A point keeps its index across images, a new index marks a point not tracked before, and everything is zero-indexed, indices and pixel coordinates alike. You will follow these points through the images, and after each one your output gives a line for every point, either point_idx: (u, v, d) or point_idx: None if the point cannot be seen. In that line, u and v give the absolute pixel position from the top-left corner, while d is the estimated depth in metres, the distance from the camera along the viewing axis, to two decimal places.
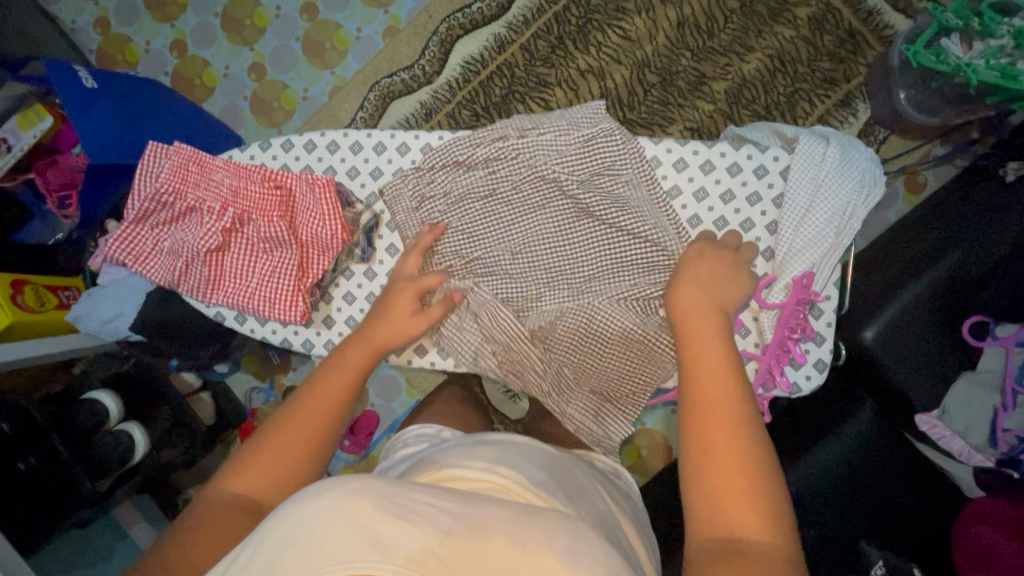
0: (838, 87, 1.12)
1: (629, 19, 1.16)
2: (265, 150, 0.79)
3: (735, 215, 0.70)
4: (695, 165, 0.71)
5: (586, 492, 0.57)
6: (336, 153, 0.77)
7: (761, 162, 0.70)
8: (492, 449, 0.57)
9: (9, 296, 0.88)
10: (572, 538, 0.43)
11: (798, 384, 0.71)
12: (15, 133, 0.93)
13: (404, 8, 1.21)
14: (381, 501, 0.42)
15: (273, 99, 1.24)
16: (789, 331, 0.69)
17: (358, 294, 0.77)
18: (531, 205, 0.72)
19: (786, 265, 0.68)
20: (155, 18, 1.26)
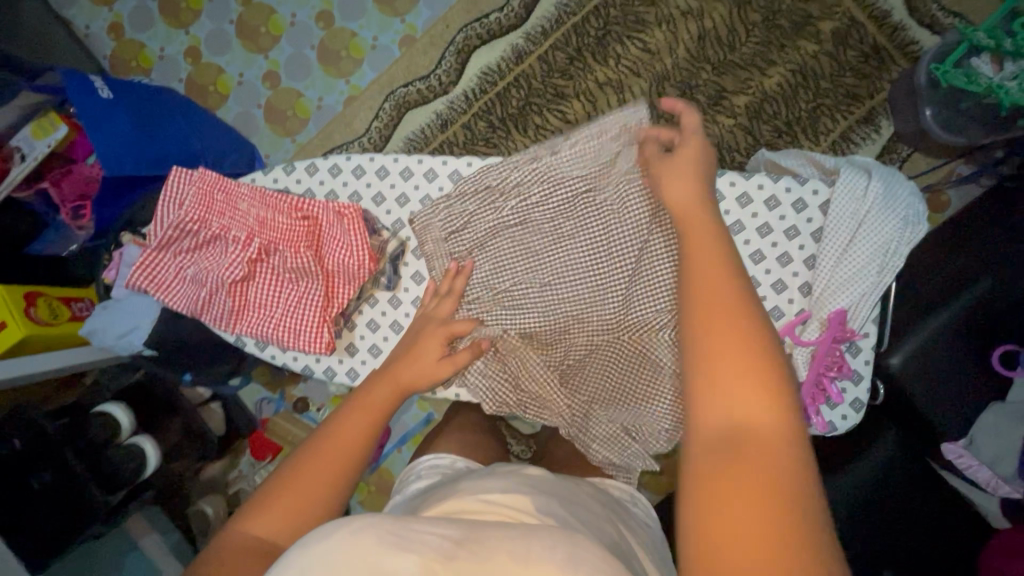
0: (861, 103, 1.10)
1: (649, 31, 1.14)
2: (289, 173, 0.77)
3: (772, 249, 0.69)
4: (732, 197, 0.70)
5: (597, 518, 0.55)
6: (361, 178, 0.76)
7: (801, 196, 0.69)
8: (499, 482, 0.55)
9: (22, 309, 0.86)
10: (572, 548, 0.41)
11: (834, 423, 0.70)
12: (29, 142, 0.92)
13: (420, 16, 1.20)
14: (385, 535, 0.40)
15: (288, 107, 1.23)
16: (824, 369, 0.68)
17: (382, 322, 0.76)
18: (562, 235, 0.71)
19: (825, 302, 0.67)
20: (169, 24, 1.25)
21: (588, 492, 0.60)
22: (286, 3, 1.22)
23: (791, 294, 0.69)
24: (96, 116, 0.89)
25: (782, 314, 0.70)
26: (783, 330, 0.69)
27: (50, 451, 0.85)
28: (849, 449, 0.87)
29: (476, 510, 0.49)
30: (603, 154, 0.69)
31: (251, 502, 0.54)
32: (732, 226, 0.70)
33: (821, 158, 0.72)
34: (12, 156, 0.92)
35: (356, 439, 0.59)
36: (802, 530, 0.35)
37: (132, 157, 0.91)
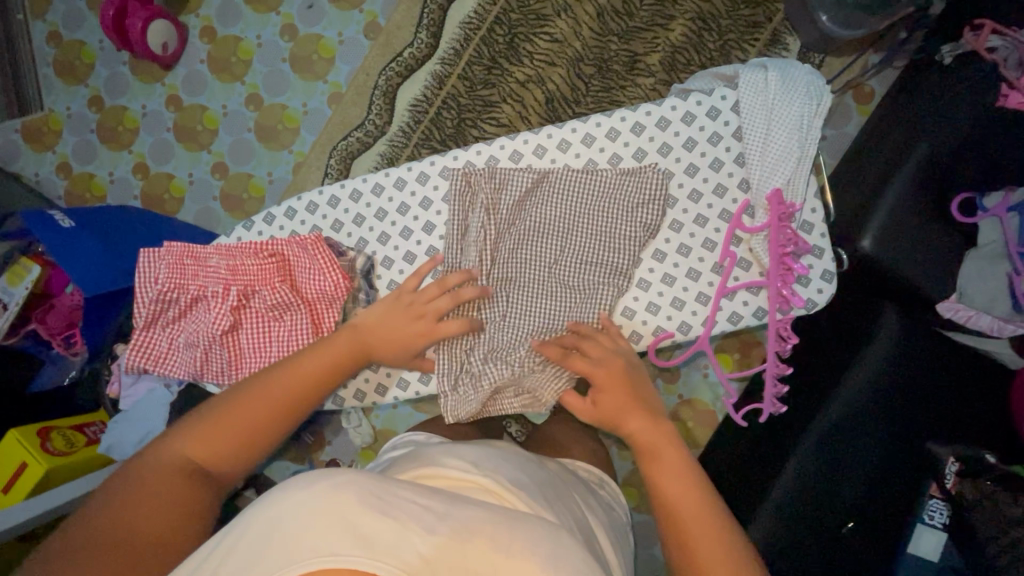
0: (764, 27, 1.16)
1: (552, 23, 1.21)
2: (249, 228, 0.82)
3: (702, 158, 0.75)
4: (652, 125, 0.76)
5: (563, 495, 0.64)
6: (316, 213, 0.81)
7: (711, 105, 0.75)
8: (474, 450, 0.66)
9: (38, 445, 0.88)
10: (552, 544, 0.49)
11: (813, 299, 0.73)
12: (8, 291, 0.96)
13: (341, 73, 1.26)
14: (365, 495, 0.49)
15: (242, 191, 1.28)
16: (783, 248, 0.72)
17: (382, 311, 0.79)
18: (535, 240, 0.76)
19: (761, 189, 0.72)
20: (112, 148, 1.30)
21: (554, 470, 0.70)
22: (215, 97, 1.28)
23: (733, 193, 0.74)
24: (67, 245, 0.93)
25: (730, 214, 0.74)
26: (734, 227, 0.73)
27: None
28: (854, 340, 0.88)
29: (448, 477, 0.59)
30: (542, 142, 0.79)
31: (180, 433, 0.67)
32: (660, 149, 0.76)
33: (722, 69, 0.79)
34: None
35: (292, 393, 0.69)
36: None
37: (107, 273, 0.94)
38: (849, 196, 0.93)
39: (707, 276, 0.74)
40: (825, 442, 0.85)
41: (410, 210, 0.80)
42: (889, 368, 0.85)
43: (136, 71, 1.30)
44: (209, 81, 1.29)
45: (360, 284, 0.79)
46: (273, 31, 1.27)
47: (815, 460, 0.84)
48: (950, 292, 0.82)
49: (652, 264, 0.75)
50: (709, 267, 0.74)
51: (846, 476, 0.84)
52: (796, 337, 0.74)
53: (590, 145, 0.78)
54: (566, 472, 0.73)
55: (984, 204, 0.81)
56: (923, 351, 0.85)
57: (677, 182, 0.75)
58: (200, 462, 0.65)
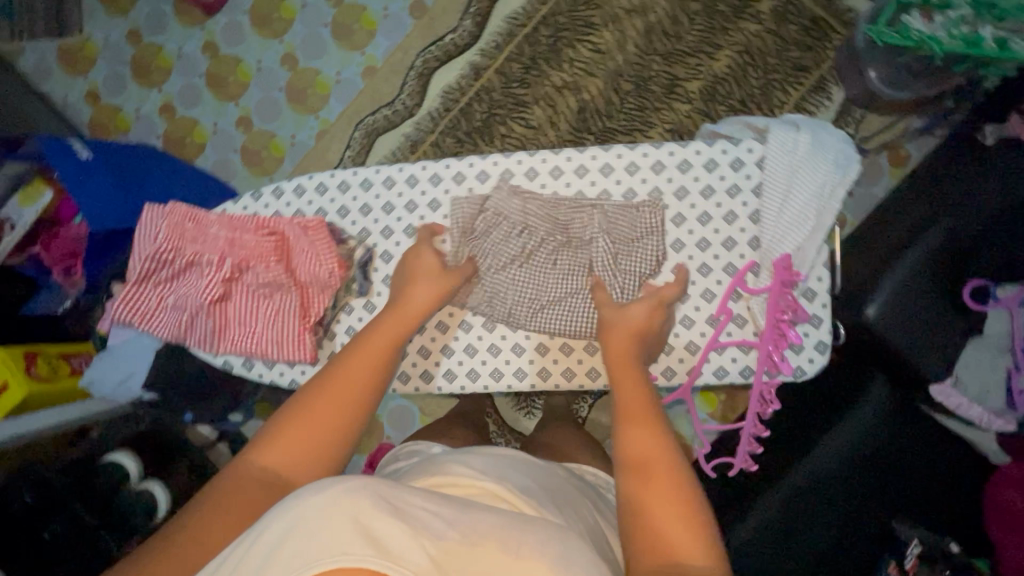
0: (810, 73, 1.15)
1: (598, 32, 1.19)
2: (256, 199, 0.82)
3: (717, 207, 0.74)
4: (673, 165, 0.75)
5: (574, 503, 0.65)
6: (325, 195, 0.81)
7: (737, 156, 0.74)
8: (482, 456, 0.67)
9: (23, 368, 0.90)
10: (561, 547, 0.50)
11: (802, 367, 0.73)
12: (18, 211, 0.98)
13: (380, 47, 1.25)
14: (381, 500, 0.48)
15: (262, 148, 1.28)
16: (781, 314, 0.71)
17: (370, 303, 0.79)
18: (534, 258, 0.76)
19: (770, 250, 0.72)
20: (142, 84, 1.30)
21: (564, 476, 0.71)
22: (251, 51, 1.28)
23: (741, 249, 0.74)
24: (80, 179, 0.94)
25: (734, 269, 0.74)
26: (736, 283, 0.73)
27: (61, 501, 0.84)
28: (839, 403, 0.88)
29: (458, 484, 0.61)
30: (560, 164, 0.78)
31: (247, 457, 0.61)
32: (677, 192, 0.75)
33: (754, 120, 0.79)
34: (4, 225, 0.97)
35: (347, 401, 0.65)
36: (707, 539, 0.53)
37: (116, 213, 0.96)
38: (861, 260, 0.91)
39: (701, 327, 0.74)
40: (794, 497, 0.85)
41: (417, 208, 0.80)
42: (868, 439, 0.84)
43: (178, 12, 1.30)
44: (248, 34, 1.28)
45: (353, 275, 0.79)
46: None
47: (780, 511, 0.84)
48: (945, 375, 0.81)
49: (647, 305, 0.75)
50: (701, 316, 0.74)
51: (808, 536, 0.84)
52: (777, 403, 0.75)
53: (608, 174, 0.77)
54: (578, 479, 0.74)
55: (996, 293, 0.82)
56: (904, 428, 0.84)
57: (687, 227, 0.75)
58: (281, 474, 0.60)
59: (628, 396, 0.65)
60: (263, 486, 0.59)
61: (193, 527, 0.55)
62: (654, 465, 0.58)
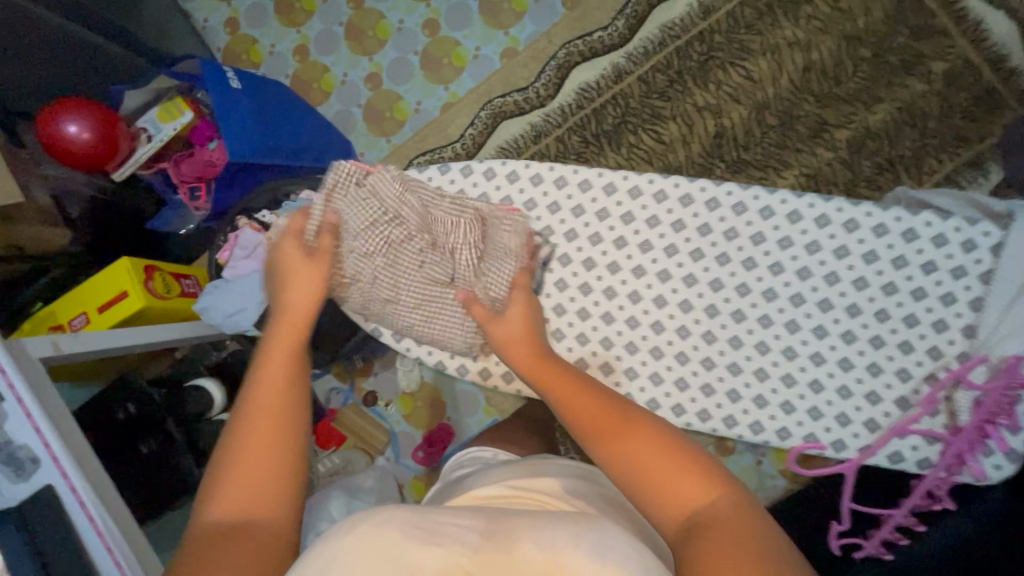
0: (971, 147, 1.08)
1: (753, 59, 1.14)
2: (443, 173, 0.87)
3: (935, 286, 0.76)
4: (897, 232, 0.77)
5: (613, 511, 0.69)
6: (514, 183, 0.86)
7: (971, 237, 0.75)
8: (528, 468, 0.74)
9: (142, 281, 0.91)
10: (594, 539, 0.50)
11: (989, 473, 0.74)
12: (156, 124, 1.00)
13: (524, 30, 1.23)
14: (412, 528, 0.50)
15: (386, 108, 1.27)
16: (989, 417, 0.73)
17: (569, 307, 0.84)
18: (733, 288, 0.81)
19: (989, 346, 0.73)
20: (282, 22, 1.31)
21: (599, 486, 0.74)
22: (396, 10, 1.27)
23: (951, 334, 0.76)
24: (226, 105, 0.94)
25: (941, 353, 0.77)
26: (942, 370, 0.75)
27: (155, 420, 0.89)
28: None
29: (498, 501, 0.65)
30: (772, 203, 0.79)
31: (222, 454, 0.63)
32: (894, 260, 0.77)
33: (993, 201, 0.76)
34: (141, 136, 1.00)
35: (277, 373, 0.68)
36: (744, 512, 0.56)
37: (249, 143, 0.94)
38: None
39: (887, 405, 0.78)
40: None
41: (609, 218, 0.83)
42: None
43: None
44: None
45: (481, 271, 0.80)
46: None
47: None
48: None
49: (835, 365, 0.79)
50: (887, 388, 0.78)
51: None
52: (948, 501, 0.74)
53: (849, 231, 0.78)
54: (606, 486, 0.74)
55: None
56: None
57: (896, 298, 0.77)
58: (230, 522, 0.59)
59: (581, 407, 0.65)
60: (226, 530, 0.58)
61: (220, 496, 0.60)
62: (654, 460, 0.59)
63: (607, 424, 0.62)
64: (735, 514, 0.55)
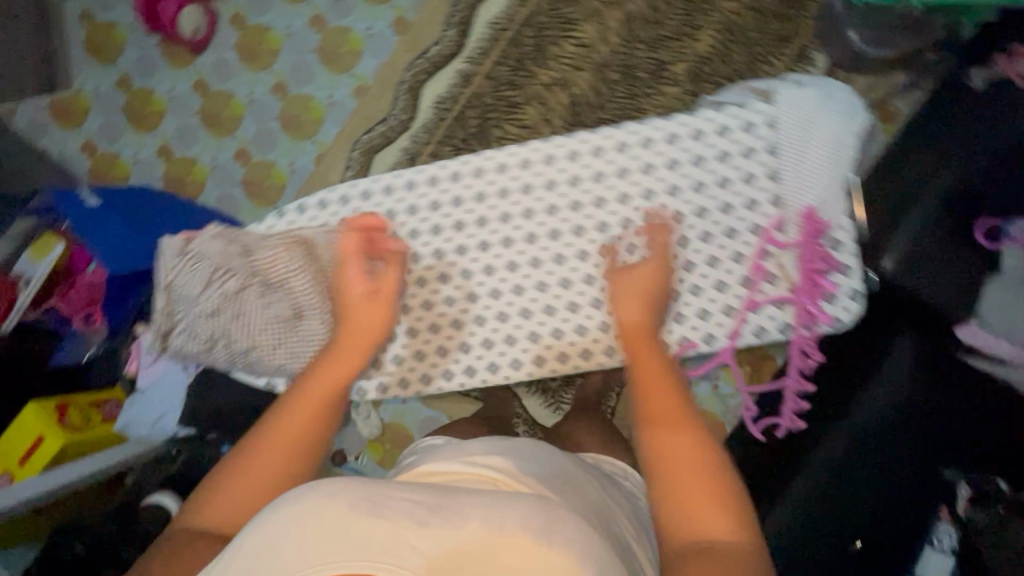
0: (792, 43, 1.17)
1: (579, 27, 1.21)
2: (281, 216, 0.95)
3: (752, 167, 0.89)
4: (694, 135, 0.89)
5: (574, 481, 0.70)
6: (330, 208, 0.94)
7: (754, 120, 0.88)
8: (479, 444, 0.75)
9: (55, 420, 0.90)
10: (549, 523, 0.57)
11: (839, 315, 0.88)
12: (31, 265, 0.99)
13: (367, 66, 1.27)
14: (359, 501, 0.57)
15: (263, 178, 1.29)
16: (812, 264, 0.88)
17: (459, 295, 0.95)
18: (581, 228, 0.92)
19: (790, 206, 0.88)
20: (137, 130, 1.32)
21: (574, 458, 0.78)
22: (241, 84, 1.29)
23: (765, 208, 0.89)
24: (92, 222, 0.96)
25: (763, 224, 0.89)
26: (766, 240, 0.88)
27: (109, 551, 0.85)
28: (874, 359, 0.87)
29: (455, 473, 0.69)
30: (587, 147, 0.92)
31: (223, 467, 0.72)
32: (706, 159, 0.89)
33: (752, 84, 0.91)
34: (19, 281, 0.99)
35: (323, 396, 0.78)
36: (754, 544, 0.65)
37: (132, 253, 0.97)
38: None
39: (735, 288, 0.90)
40: (836, 453, 0.85)
41: (463, 203, 0.94)
42: (900, 389, 0.85)
43: (165, 54, 1.31)
44: (236, 68, 1.30)
45: (325, 279, 0.90)
46: (302, 21, 1.28)
47: (828, 474, 0.84)
48: (969, 317, 0.83)
49: (689, 259, 0.90)
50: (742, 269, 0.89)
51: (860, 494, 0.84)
52: (817, 354, 0.89)
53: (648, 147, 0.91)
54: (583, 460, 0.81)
55: (1009, 230, 0.82)
56: (936, 375, 0.85)
57: (709, 191, 0.89)
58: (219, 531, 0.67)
59: (661, 408, 0.74)
60: (213, 536, 0.67)
61: (205, 510, 0.69)
62: (693, 484, 0.68)
63: (679, 433, 0.72)
64: (745, 553, 0.63)
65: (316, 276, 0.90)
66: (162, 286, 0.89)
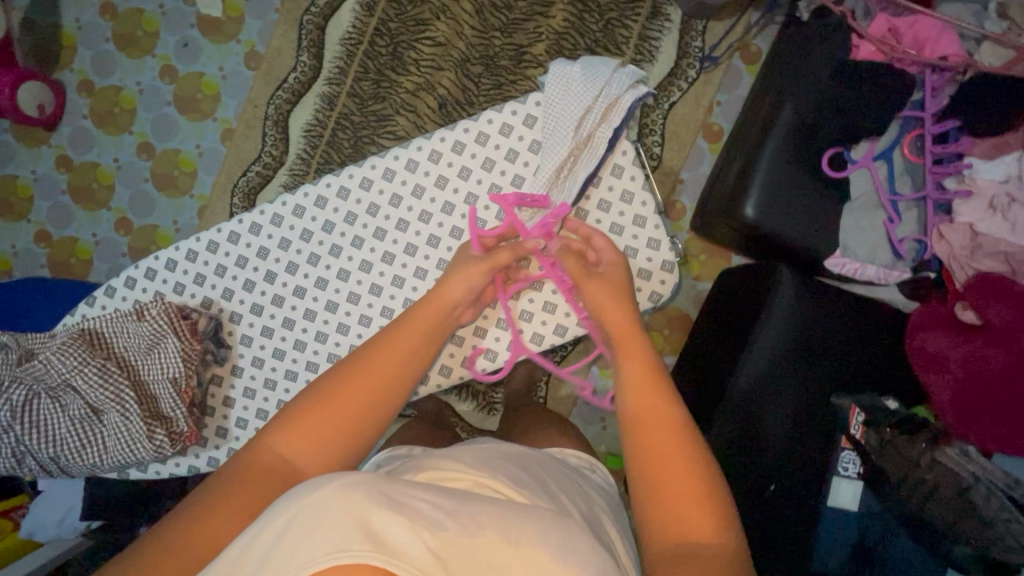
0: (642, 2, 1.16)
1: (432, 27, 1.18)
2: (91, 305, 0.83)
3: (526, 167, 0.83)
4: (472, 140, 0.83)
5: (562, 481, 0.65)
6: (136, 287, 0.83)
7: (527, 112, 0.82)
8: (475, 450, 0.66)
9: None
10: (562, 534, 0.49)
11: (659, 291, 0.83)
12: None
13: (229, 107, 1.24)
14: (379, 495, 0.47)
15: (150, 243, 1.25)
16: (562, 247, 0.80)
17: (265, 356, 0.82)
18: (370, 264, 0.83)
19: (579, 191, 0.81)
20: (9, 220, 1.26)
21: (558, 464, 0.69)
22: (106, 152, 1.25)
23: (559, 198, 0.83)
24: None
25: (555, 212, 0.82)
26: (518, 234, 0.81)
27: None
28: (758, 303, 0.88)
29: (452, 477, 0.59)
30: (368, 175, 0.83)
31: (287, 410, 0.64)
32: (484, 164, 0.83)
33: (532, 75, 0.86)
34: None
35: (397, 365, 0.69)
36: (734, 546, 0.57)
37: None
38: (736, 160, 0.91)
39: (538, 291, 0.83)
40: (745, 396, 0.86)
41: (249, 262, 0.83)
42: (786, 328, 0.86)
43: (20, 137, 1.26)
44: (96, 136, 1.25)
45: (139, 368, 0.76)
46: (152, 75, 1.24)
47: (732, 428, 0.86)
48: (834, 248, 0.84)
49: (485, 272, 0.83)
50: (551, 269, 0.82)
51: (771, 446, 0.85)
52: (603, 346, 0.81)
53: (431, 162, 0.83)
54: (564, 464, 0.72)
55: (851, 156, 0.82)
56: (817, 308, 0.86)
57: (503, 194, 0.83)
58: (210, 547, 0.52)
59: (635, 362, 0.71)
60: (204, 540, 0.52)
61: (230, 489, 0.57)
62: (671, 465, 0.62)
63: (654, 398, 0.67)
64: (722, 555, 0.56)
65: (121, 367, 0.75)
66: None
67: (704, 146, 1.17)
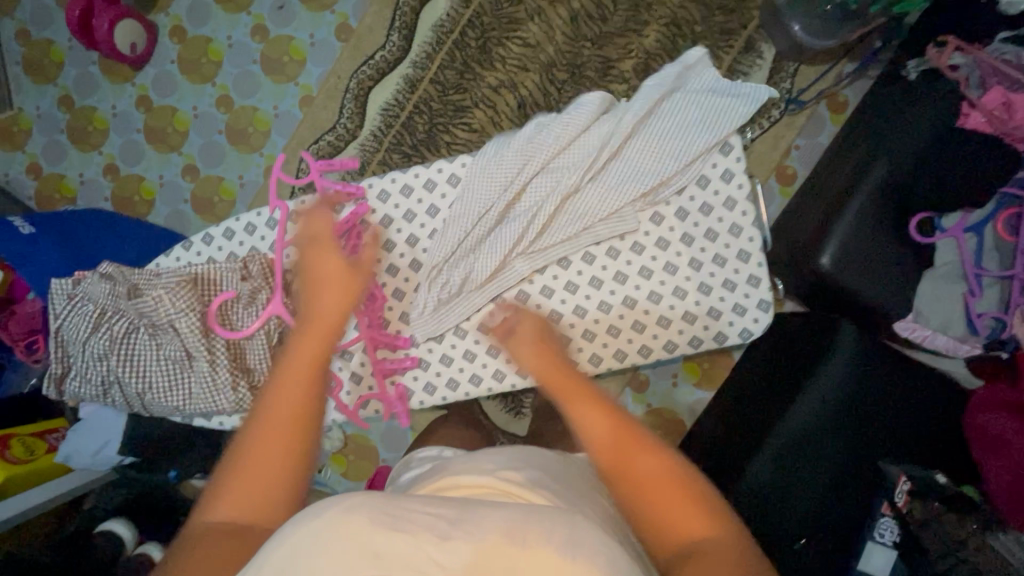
0: (738, 35, 1.15)
1: (524, 27, 1.19)
2: (187, 249, 0.86)
3: None
4: None
5: (587, 491, 0.62)
6: (232, 239, 0.86)
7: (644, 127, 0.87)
8: (496, 455, 0.63)
9: None
10: (571, 533, 0.47)
11: (750, 327, 0.85)
12: None
13: (312, 75, 1.26)
14: (377, 514, 0.46)
15: (212, 194, 1.27)
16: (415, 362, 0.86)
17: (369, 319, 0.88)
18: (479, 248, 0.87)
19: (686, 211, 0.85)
20: (81, 149, 1.29)
21: (577, 466, 0.68)
22: (184, 99, 1.27)
23: (668, 219, 0.86)
24: (25, 254, 0.96)
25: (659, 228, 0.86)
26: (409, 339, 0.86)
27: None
28: (817, 353, 0.87)
29: (472, 485, 0.57)
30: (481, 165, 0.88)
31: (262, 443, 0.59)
32: None
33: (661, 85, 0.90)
34: None
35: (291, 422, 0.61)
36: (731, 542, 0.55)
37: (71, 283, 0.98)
38: (818, 207, 0.91)
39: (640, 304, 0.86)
40: (802, 438, 0.85)
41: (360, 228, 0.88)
42: (847, 381, 0.85)
43: (106, 71, 1.28)
44: (179, 83, 1.27)
45: (232, 320, 0.82)
46: (243, 31, 1.26)
47: (772, 474, 0.84)
48: (907, 311, 0.83)
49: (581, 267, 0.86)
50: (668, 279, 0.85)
51: (805, 500, 0.84)
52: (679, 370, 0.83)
53: None
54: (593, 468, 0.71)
55: (941, 224, 0.81)
56: (879, 368, 0.85)
57: None
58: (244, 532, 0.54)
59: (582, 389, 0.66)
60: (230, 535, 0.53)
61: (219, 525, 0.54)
62: (659, 479, 0.58)
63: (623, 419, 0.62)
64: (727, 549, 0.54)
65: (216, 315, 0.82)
66: (54, 335, 0.82)
67: (776, 188, 1.17)
